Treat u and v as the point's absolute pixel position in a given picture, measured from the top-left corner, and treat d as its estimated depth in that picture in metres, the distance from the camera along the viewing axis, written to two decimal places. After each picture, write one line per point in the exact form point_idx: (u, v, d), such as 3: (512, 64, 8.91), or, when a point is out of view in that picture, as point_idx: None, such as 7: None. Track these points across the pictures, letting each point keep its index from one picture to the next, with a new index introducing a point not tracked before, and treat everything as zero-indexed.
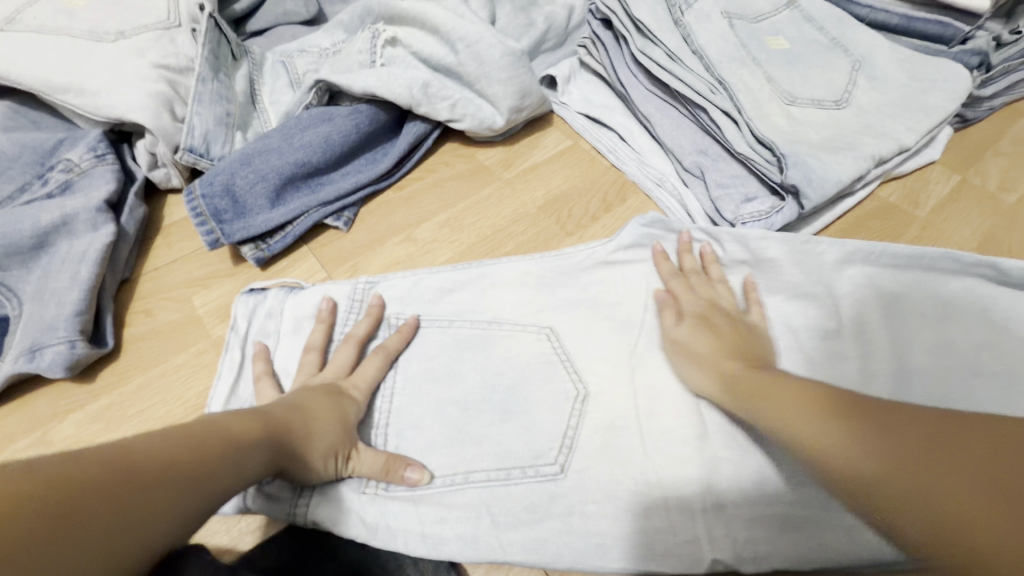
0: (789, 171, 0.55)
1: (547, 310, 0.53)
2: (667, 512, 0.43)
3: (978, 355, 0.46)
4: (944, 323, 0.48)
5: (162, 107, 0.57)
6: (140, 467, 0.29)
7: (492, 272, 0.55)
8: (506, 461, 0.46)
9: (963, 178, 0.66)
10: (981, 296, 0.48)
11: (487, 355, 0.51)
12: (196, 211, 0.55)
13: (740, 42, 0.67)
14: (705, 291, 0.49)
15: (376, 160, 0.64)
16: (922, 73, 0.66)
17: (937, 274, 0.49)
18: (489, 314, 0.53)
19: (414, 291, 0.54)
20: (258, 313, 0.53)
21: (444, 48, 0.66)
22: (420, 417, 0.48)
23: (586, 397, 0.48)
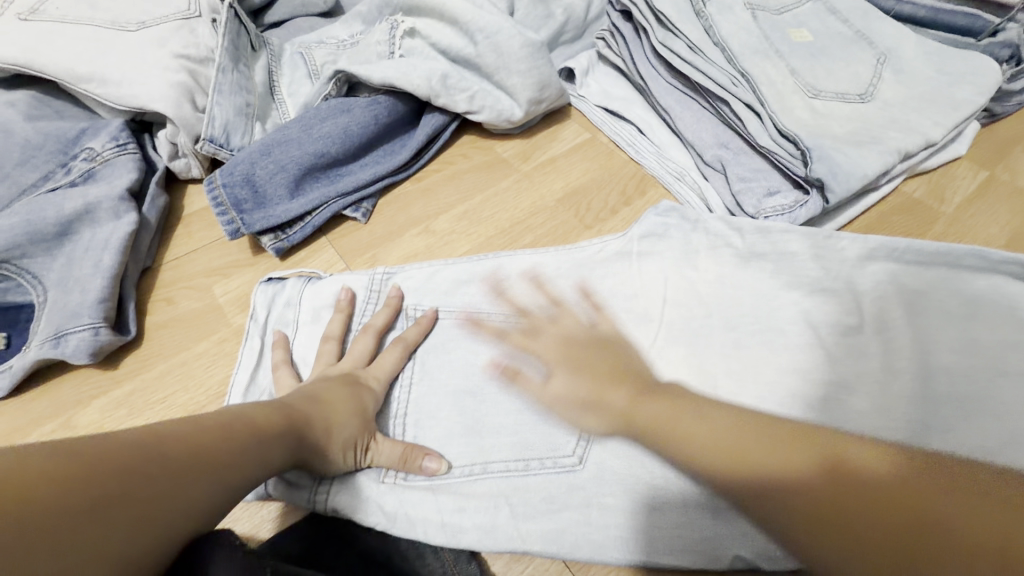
0: (814, 165, 0.54)
1: (563, 302, 0.52)
2: (687, 506, 0.43)
3: (1003, 355, 0.44)
4: (971, 321, 0.45)
5: (183, 97, 0.58)
6: (170, 453, 0.30)
7: (508, 265, 0.55)
8: (525, 452, 0.46)
9: (991, 174, 0.64)
10: (1009, 294, 0.46)
11: (504, 346, 0.50)
12: (217, 201, 0.55)
13: (762, 33, 0.66)
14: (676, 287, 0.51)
15: (394, 151, 0.64)
16: (950, 65, 0.65)
17: (961, 270, 0.47)
18: (507, 306, 0.53)
19: (431, 282, 0.54)
20: (277, 302, 0.53)
21: (463, 40, 0.65)
22: (438, 407, 0.48)
23: None
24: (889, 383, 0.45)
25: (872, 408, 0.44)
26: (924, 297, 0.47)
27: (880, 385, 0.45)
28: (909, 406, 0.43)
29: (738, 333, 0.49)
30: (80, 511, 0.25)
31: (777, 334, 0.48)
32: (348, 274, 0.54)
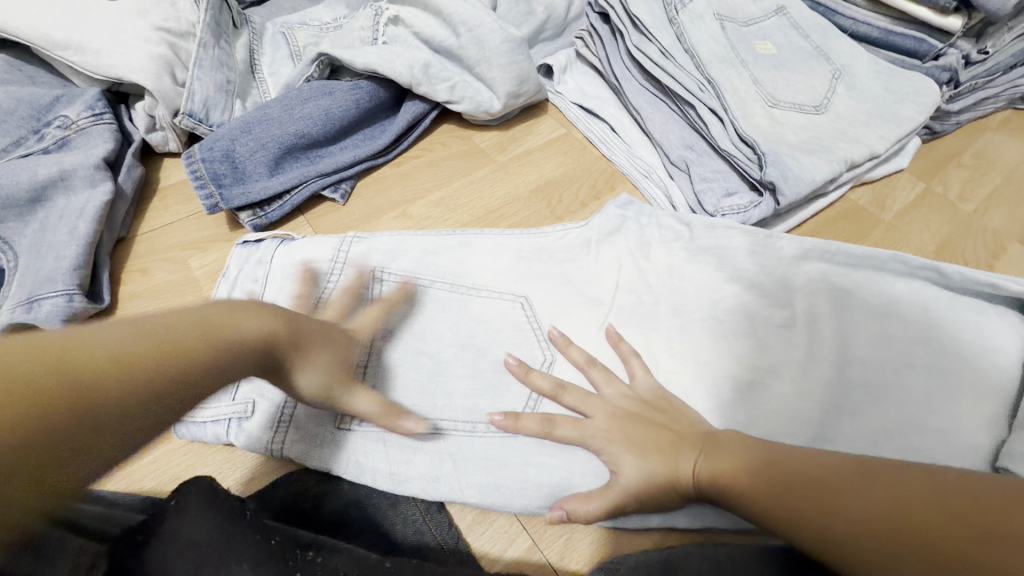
0: (768, 168, 0.58)
1: (520, 279, 0.55)
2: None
3: (914, 349, 0.48)
4: (887, 321, 0.50)
5: (164, 70, 0.58)
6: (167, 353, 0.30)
7: (473, 241, 0.57)
8: (472, 415, 0.48)
9: (927, 187, 0.70)
10: (924, 298, 0.50)
11: (461, 313, 0.53)
12: (195, 174, 0.55)
13: (729, 44, 0.70)
14: (598, 402, 0.47)
15: (374, 136, 0.65)
16: (897, 85, 0.70)
17: (884, 274, 0.52)
18: (467, 278, 0.55)
19: (398, 247, 0.56)
20: (249, 261, 0.55)
21: (447, 31, 0.67)
22: (396, 363, 0.49)
23: (552, 363, 0.51)
24: (810, 369, 0.49)
25: (794, 393, 0.48)
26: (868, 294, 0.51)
27: (802, 370, 0.49)
28: (825, 389, 0.48)
29: (682, 318, 0.53)
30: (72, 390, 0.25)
31: (717, 323, 0.52)
32: (317, 240, 0.55)
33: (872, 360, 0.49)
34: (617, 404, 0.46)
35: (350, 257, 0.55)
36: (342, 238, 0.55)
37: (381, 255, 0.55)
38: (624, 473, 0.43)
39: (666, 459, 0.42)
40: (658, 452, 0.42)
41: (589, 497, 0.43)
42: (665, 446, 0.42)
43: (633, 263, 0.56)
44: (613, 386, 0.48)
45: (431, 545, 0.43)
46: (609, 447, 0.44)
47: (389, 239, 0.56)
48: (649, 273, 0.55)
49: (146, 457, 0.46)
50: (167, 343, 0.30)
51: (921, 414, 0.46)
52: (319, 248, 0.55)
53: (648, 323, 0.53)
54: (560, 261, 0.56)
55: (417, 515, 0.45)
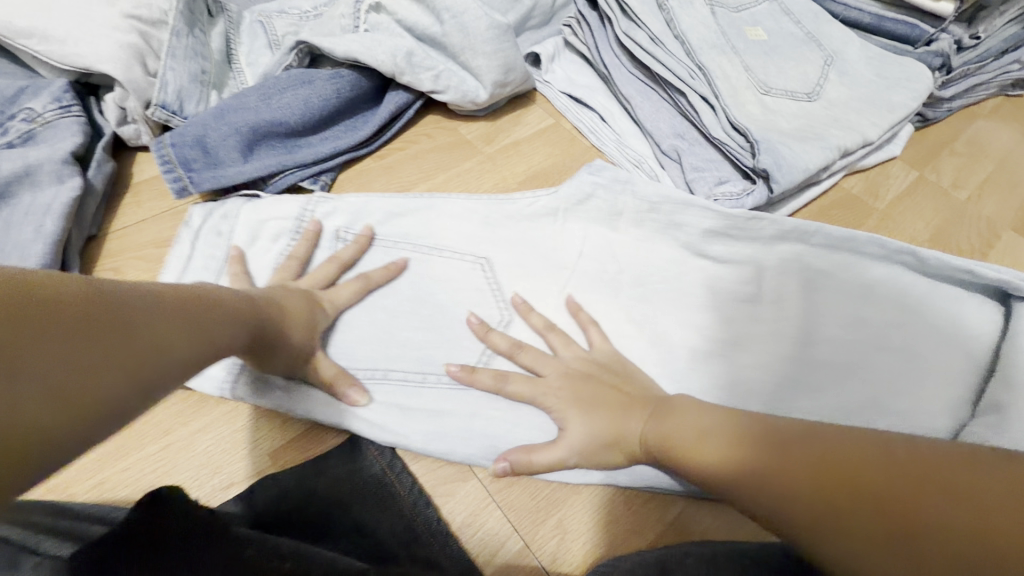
0: (761, 156, 0.57)
1: (483, 242, 0.54)
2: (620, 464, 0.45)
3: (885, 331, 0.48)
4: (862, 301, 0.49)
5: (134, 59, 0.55)
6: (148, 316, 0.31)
7: (439, 205, 0.55)
8: (425, 366, 0.48)
9: (920, 174, 0.69)
10: (902, 283, 0.49)
11: (424, 269, 0.53)
12: (164, 158, 0.54)
13: (720, 30, 0.68)
14: (551, 363, 0.46)
15: (356, 127, 0.63)
16: (889, 71, 0.69)
17: (862, 258, 0.49)
18: (430, 239, 0.54)
19: (365, 209, 0.55)
20: (215, 215, 0.55)
21: (430, 18, 0.64)
22: (353, 317, 0.50)
23: (509, 322, 0.51)
24: (775, 344, 0.49)
25: (755, 363, 0.48)
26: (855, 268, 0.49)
27: (766, 343, 0.49)
28: (786, 362, 0.48)
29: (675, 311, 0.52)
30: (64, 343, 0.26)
31: None
32: (283, 199, 0.55)
33: (841, 339, 0.48)
34: (571, 365, 0.46)
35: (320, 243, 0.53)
36: (311, 197, 0.55)
37: (347, 213, 0.55)
38: (572, 431, 0.42)
39: (615, 418, 0.42)
40: (608, 409, 0.42)
41: (540, 451, 0.43)
42: (621, 408, 0.42)
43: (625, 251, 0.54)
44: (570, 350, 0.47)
45: (422, 540, 0.42)
46: (563, 406, 0.44)
47: (357, 198, 0.55)
48: (643, 259, 0.53)
49: (119, 464, 0.44)
50: (175, 301, 0.33)
51: (884, 396, 0.46)
52: (285, 208, 0.55)
53: (639, 312, 0.51)
54: (547, 248, 0.54)
55: (406, 512, 0.43)
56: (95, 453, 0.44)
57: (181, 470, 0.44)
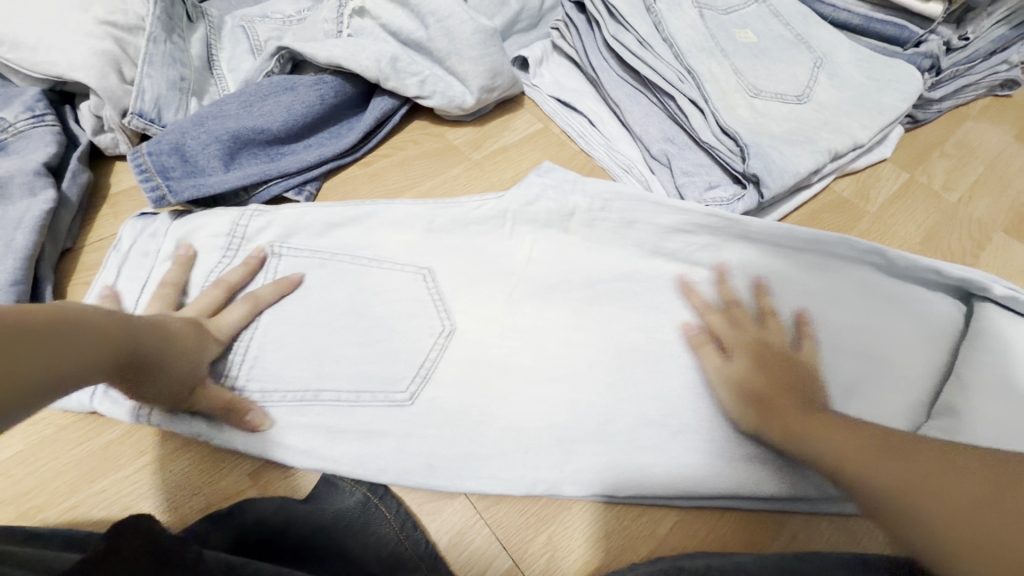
0: (751, 160, 0.56)
1: (427, 251, 0.53)
2: (610, 477, 0.44)
3: (842, 334, 0.48)
4: (822, 302, 0.48)
5: (109, 67, 0.54)
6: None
7: (382, 211, 0.54)
8: (359, 384, 0.47)
9: (911, 176, 0.69)
10: (867, 282, 0.48)
11: (359, 281, 0.51)
12: (141, 168, 0.52)
13: (708, 32, 0.68)
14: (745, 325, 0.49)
15: (341, 134, 0.62)
16: (878, 73, 0.69)
17: (830, 259, 0.48)
18: (370, 252, 0.52)
19: (301, 220, 0.53)
20: (145, 234, 0.52)
21: (415, 23, 0.64)
22: (284, 334, 0.48)
23: (450, 333, 0.49)
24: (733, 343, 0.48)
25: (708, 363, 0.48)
26: (826, 272, 0.49)
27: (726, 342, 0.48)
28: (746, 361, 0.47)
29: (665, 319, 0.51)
30: None
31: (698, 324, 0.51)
32: (216, 215, 0.53)
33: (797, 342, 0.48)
34: (767, 338, 0.48)
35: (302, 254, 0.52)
36: (243, 211, 0.53)
37: (284, 227, 0.53)
38: (727, 372, 0.47)
39: (775, 381, 0.46)
40: (771, 368, 0.46)
41: (709, 357, 0.48)
42: (780, 374, 0.46)
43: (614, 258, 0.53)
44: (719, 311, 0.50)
45: (407, 562, 0.41)
46: (733, 341, 0.48)
47: (292, 211, 0.53)
48: (631, 267, 0.52)
49: (96, 484, 0.43)
50: (35, 322, 0.29)
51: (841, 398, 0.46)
52: (218, 223, 0.52)
53: (626, 321, 0.50)
54: (536, 254, 0.52)
55: (391, 532, 0.42)
56: (70, 474, 0.43)
57: (159, 491, 0.43)
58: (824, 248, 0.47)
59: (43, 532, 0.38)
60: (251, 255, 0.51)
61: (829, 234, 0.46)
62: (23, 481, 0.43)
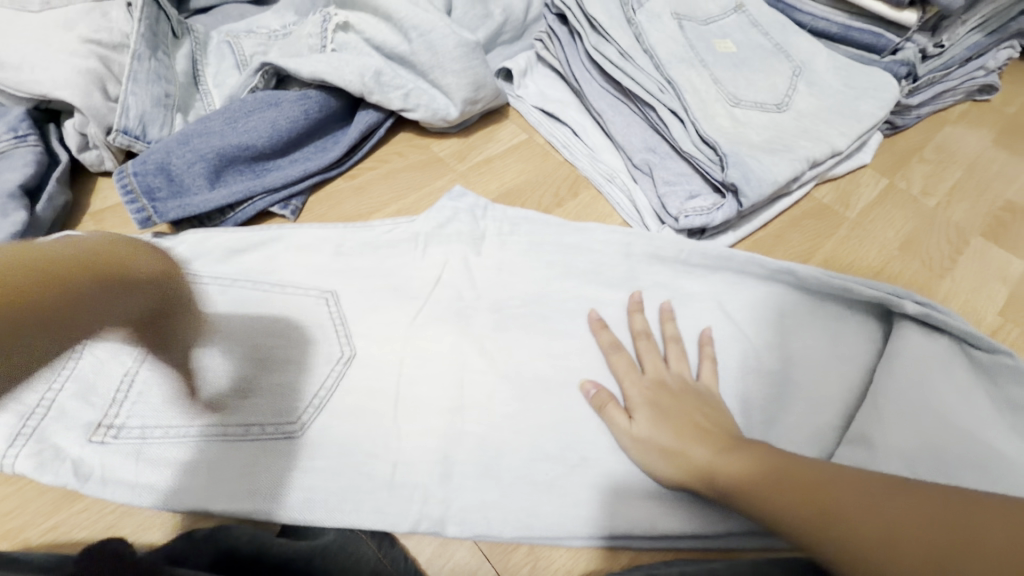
0: (729, 170, 0.57)
1: (331, 274, 0.52)
2: (590, 488, 0.44)
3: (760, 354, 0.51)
4: (738, 321, 0.53)
5: (93, 85, 0.54)
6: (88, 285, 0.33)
7: (290, 235, 0.54)
8: (247, 417, 0.44)
9: (891, 182, 0.70)
10: (778, 301, 0.53)
11: (258, 308, 0.49)
12: (126, 189, 0.52)
13: (688, 43, 0.69)
14: (650, 368, 0.47)
15: (326, 148, 0.63)
16: (856, 80, 0.70)
17: (744, 276, 0.54)
18: (273, 276, 0.51)
19: (202, 246, 0.52)
20: None
21: (399, 37, 0.64)
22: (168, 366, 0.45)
23: (349, 359, 0.48)
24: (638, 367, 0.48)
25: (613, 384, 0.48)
26: (803, 302, 0.53)
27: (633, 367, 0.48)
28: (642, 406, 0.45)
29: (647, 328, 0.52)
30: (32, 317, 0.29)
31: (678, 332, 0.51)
32: None
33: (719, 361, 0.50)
34: (667, 376, 0.47)
35: (289, 268, 0.52)
36: (138, 239, 0.51)
37: (186, 252, 0.51)
38: (637, 428, 0.44)
39: (681, 432, 0.42)
40: (677, 422, 0.43)
41: (615, 412, 0.45)
42: (684, 422, 0.43)
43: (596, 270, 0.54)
44: (620, 354, 0.49)
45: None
46: (636, 397, 0.46)
47: (193, 237, 0.52)
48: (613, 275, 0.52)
49: (80, 504, 0.43)
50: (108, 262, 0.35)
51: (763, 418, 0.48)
52: None
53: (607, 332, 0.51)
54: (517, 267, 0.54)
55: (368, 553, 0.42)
56: (50, 496, 0.43)
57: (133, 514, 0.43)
58: (735, 269, 0.54)
59: (18, 555, 0.38)
60: None
61: (738, 252, 0.54)
62: (3, 502, 0.43)
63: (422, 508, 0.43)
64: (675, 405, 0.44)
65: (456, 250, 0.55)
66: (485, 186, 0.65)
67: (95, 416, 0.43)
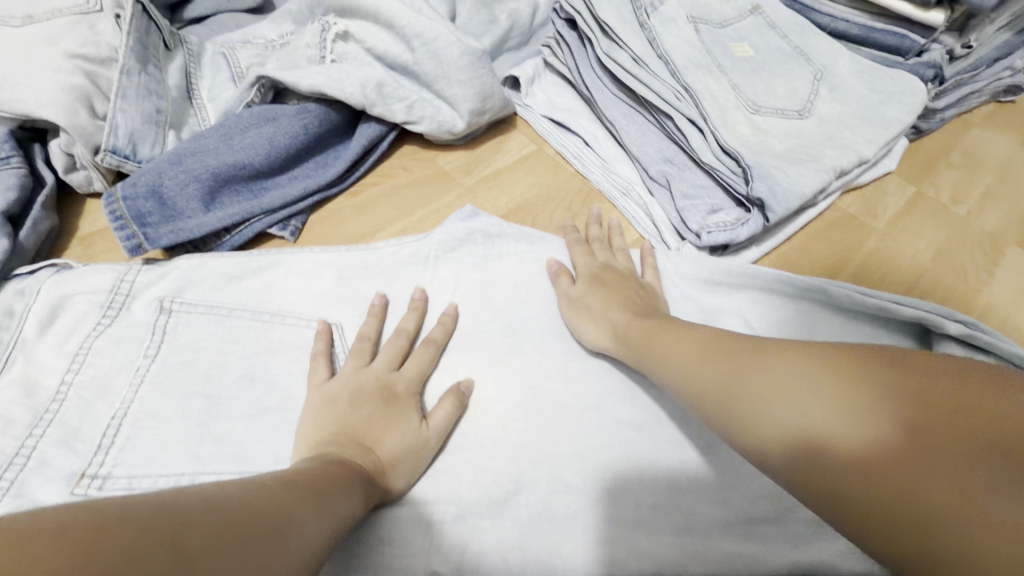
0: (754, 183, 0.54)
1: (333, 302, 0.49)
2: (618, 532, 0.41)
3: None
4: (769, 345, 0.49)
5: (79, 103, 0.52)
6: (235, 506, 0.26)
7: (288, 261, 0.50)
8: (244, 465, 0.41)
9: (918, 189, 0.67)
10: (812, 322, 0.50)
11: (256, 342, 0.46)
12: (115, 214, 0.49)
13: (704, 48, 0.65)
14: (607, 256, 0.51)
15: (327, 163, 0.60)
16: (881, 84, 0.67)
17: (773, 296, 0.51)
18: (274, 306, 0.48)
19: (196, 272, 0.49)
20: (18, 296, 0.46)
21: (401, 46, 0.61)
22: (163, 407, 0.42)
23: None
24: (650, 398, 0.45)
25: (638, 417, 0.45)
26: (837, 324, 0.49)
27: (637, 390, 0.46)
28: (586, 275, 0.49)
29: None
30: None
31: None
32: (97, 269, 0.47)
33: None
34: (594, 265, 0.50)
35: (291, 294, 0.49)
36: (128, 268, 0.48)
37: (178, 280, 0.48)
38: (574, 292, 0.48)
39: (610, 302, 0.46)
40: (611, 294, 0.46)
41: (564, 280, 0.50)
42: (619, 298, 0.46)
43: None
44: (622, 255, 0.52)
45: None
46: (583, 270, 0.49)
47: (187, 262, 0.49)
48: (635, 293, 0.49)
49: None
50: (254, 495, 0.28)
51: None
52: (97, 279, 0.47)
53: None
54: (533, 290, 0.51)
55: None
56: None
57: None
58: (762, 287, 0.51)
59: None
60: (130, 318, 0.46)
61: (765, 270, 0.50)
62: None
63: (436, 554, 0.40)
64: (612, 283, 0.47)
65: (465, 270, 0.52)
66: (493, 202, 0.61)
67: (79, 465, 0.39)
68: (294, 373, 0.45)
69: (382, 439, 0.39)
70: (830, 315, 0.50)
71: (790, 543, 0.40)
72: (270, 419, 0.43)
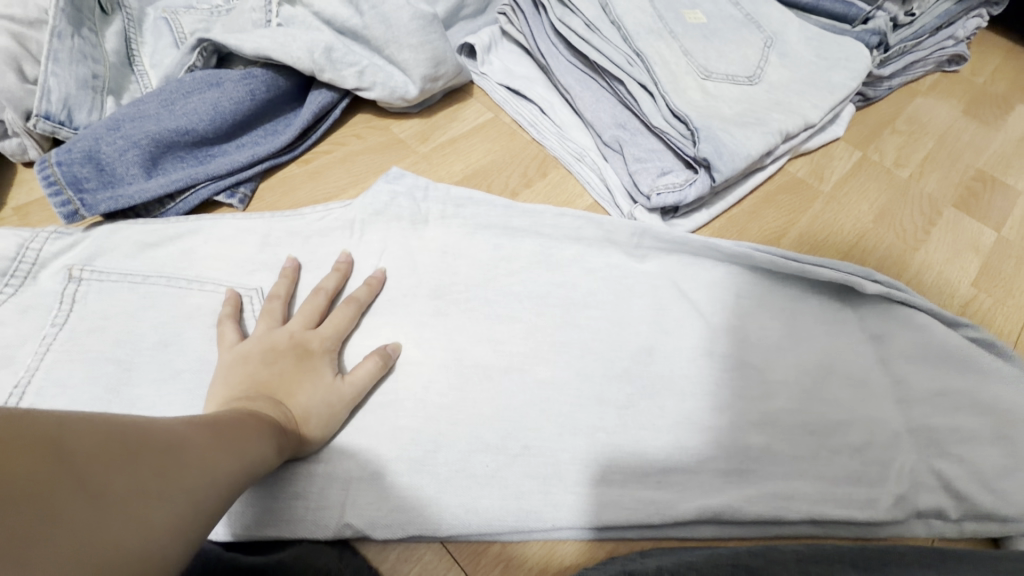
0: (701, 144, 0.55)
1: (256, 269, 0.49)
2: (539, 486, 0.41)
3: (716, 334, 0.49)
4: (699, 303, 0.51)
5: (7, 65, 0.50)
6: (141, 426, 0.27)
7: (207, 228, 0.50)
8: None
9: (864, 154, 0.69)
10: (741, 280, 0.52)
11: (173, 308, 0.46)
12: (49, 180, 0.47)
13: (657, 14, 0.66)
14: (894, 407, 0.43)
15: (278, 131, 0.59)
16: (828, 51, 0.68)
17: (700, 260, 0.52)
18: (191, 272, 0.48)
19: (108, 240, 0.48)
20: None
21: (349, 9, 0.59)
22: (70, 374, 0.41)
23: None
24: (570, 356, 0.47)
25: (570, 377, 0.46)
26: (761, 283, 0.51)
27: (562, 348, 0.48)
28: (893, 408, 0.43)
29: (605, 313, 0.50)
30: (83, 471, 0.23)
31: (636, 317, 0.50)
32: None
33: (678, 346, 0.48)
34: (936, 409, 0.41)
35: (210, 261, 0.49)
36: (34, 234, 0.46)
37: (90, 248, 0.47)
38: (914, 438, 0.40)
39: None
40: None
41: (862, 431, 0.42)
42: None
43: (545, 253, 0.52)
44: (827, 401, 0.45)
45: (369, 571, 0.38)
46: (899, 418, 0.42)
47: (100, 231, 0.48)
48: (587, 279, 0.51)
49: None
50: (165, 423, 0.29)
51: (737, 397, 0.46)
52: None
53: (561, 320, 0.49)
54: (466, 255, 0.52)
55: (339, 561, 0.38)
56: None
57: None
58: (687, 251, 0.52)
59: None
60: (35, 285, 0.45)
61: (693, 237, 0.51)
62: None
63: (351, 508, 0.40)
64: None
65: (394, 233, 0.52)
66: (444, 169, 0.61)
67: None
68: (209, 336, 0.45)
69: (297, 395, 0.40)
70: (753, 277, 0.52)
71: (704, 481, 0.42)
72: (183, 380, 0.43)
